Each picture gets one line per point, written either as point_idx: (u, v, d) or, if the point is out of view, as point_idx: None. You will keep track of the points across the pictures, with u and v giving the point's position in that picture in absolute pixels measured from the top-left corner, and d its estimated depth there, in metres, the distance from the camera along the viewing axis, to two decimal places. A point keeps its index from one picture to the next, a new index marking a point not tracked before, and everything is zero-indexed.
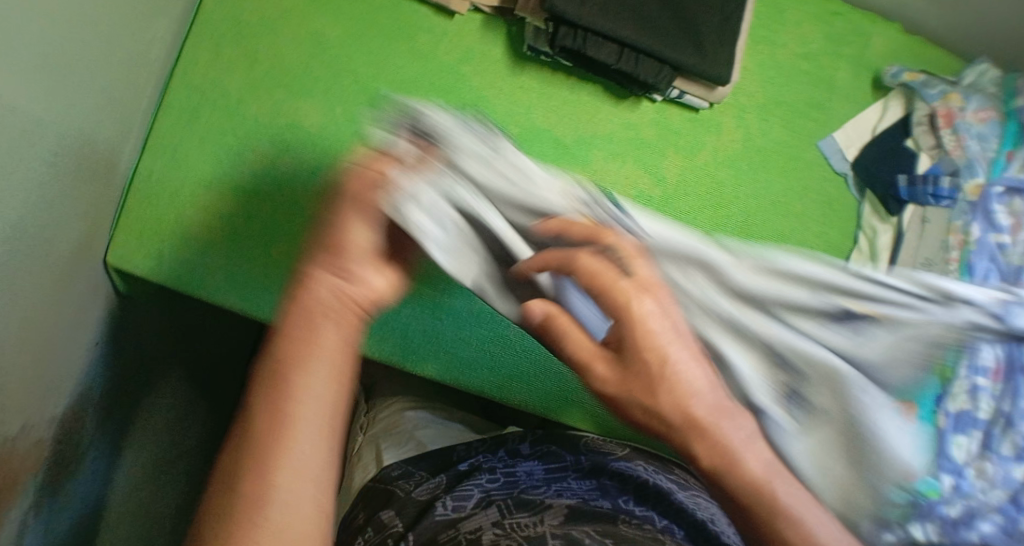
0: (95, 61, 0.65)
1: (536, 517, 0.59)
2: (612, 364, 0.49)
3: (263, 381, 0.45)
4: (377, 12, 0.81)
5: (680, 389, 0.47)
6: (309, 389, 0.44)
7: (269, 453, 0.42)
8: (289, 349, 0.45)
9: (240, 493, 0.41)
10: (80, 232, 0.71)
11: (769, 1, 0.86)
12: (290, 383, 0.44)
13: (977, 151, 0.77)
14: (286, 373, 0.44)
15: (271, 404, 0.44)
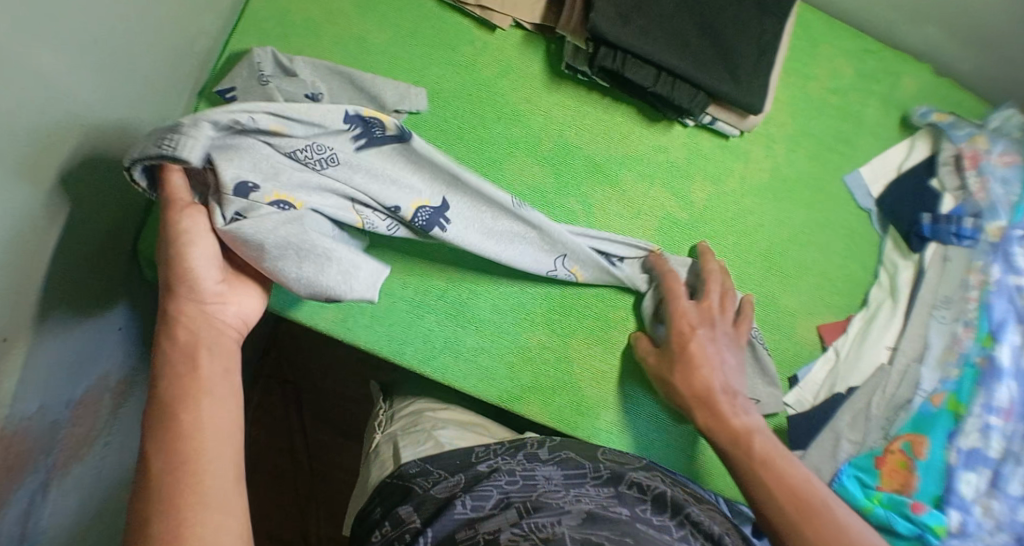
0: (132, 46, 0.67)
1: (555, 518, 0.58)
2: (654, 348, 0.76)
3: (159, 433, 0.53)
4: (420, 22, 0.83)
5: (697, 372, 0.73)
6: (201, 425, 0.54)
7: (177, 495, 0.50)
8: (172, 391, 0.55)
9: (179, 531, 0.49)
10: (108, 215, 0.72)
11: (804, 35, 0.87)
12: (186, 384, 0.55)
13: (1000, 195, 0.77)
14: (175, 413, 0.54)
15: (169, 458, 0.52)
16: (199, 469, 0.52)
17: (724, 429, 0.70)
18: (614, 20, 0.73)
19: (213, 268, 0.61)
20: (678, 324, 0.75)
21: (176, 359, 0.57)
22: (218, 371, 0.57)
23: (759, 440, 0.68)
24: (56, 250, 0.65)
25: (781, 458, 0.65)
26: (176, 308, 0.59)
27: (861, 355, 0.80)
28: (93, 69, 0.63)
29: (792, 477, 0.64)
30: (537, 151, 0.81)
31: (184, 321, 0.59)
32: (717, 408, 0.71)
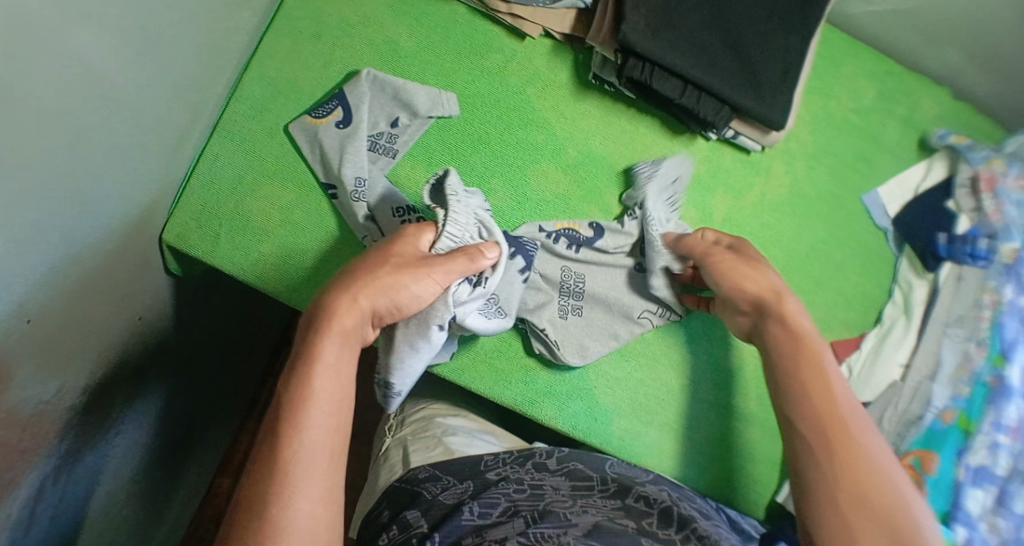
0: (169, 37, 0.68)
1: (560, 529, 0.59)
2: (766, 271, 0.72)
3: (291, 395, 0.56)
4: (452, 28, 0.84)
5: (741, 270, 0.72)
6: (314, 418, 0.55)
7: (289, 473, 0.52)
8: (306, 378, 0.57)
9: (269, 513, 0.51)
10: (137, 204, 0.73)
11: (827, 55, 0.89)
12: (301, 391, 0.56)
13: (1016, 217, 0.79)
14: (304, 402, 0.56)
15: (287, 431, 0.54)
16: (301, 455, 0.54)
17: (788, 347, 0.69)
18: (644, 32, 0.75)
19: (402, 297, 0.63)
20: (739, 274, 0.72)
21: (332, 337, 0.59)
22: (331, 371, 0.58)
23: (858, 419, 0.65)
24: (88, 235, 0.66)
25: (845, 395, 0.67)
26: (346, 306, 0.60)
27: (874, 371, 0.81)
28: (132, 53, 0.64)
29: (849, 400, 0.67)
30: (561, 159, 0.83)
31: (338, 334, 0.59)
32: (822, 368, 0.68)
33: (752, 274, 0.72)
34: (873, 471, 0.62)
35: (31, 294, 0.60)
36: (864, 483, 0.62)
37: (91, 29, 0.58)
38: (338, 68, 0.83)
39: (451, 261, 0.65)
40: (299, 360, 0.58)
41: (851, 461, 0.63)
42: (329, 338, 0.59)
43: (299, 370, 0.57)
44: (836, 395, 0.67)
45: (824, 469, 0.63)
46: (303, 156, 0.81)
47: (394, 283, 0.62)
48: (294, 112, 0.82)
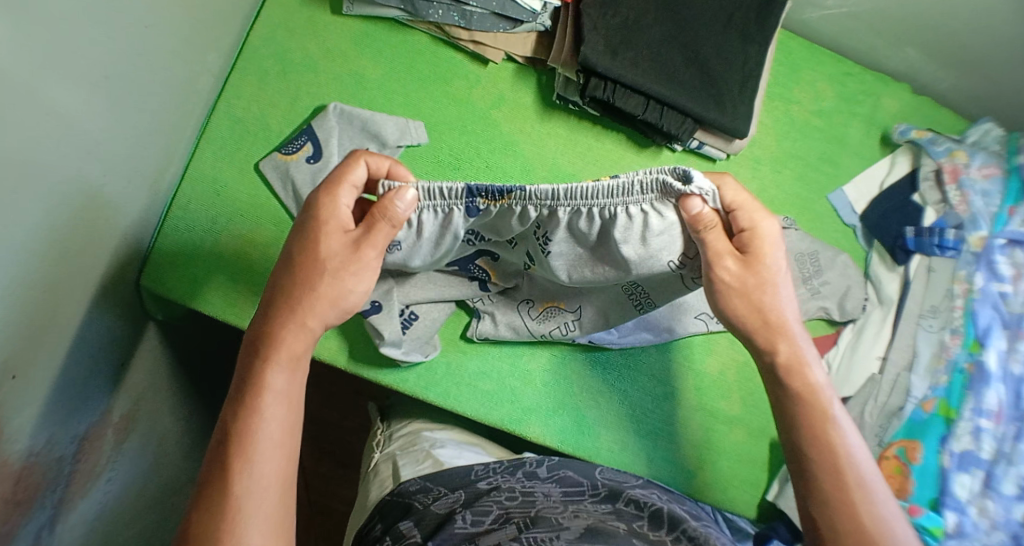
0: (138, 85, 0.70)
1: (552, 532, 0.59)
2: (739, 259, 0.56)
3: (233, 395, 0.55)
4: (416, 58, 0.86)
5: (767, 290, 0.58)
6: (268, 409, 0.54)
7: (230, 462, 0.52)
8: (243, 372, 0.56)
9: (214, 498, 0.51)
10: (116, 250, 0.74)
11: (785, 60, 0.91)
12: (251, 421, 0.53)
13: (981, 207, 0.81)
14: (245, 395, 0.54)
15: (245, 426, 0.53)
16: (249, 484, 0.52)
17: (792, 399, 0.60)
18: (604, 52, 0.76)
19: (340, 254, 0.57)
20: (752, 249, 0.57)
21: (293, 335, 0.56)
22: (280, 397, 0.55)
23: (824, 400, 0.60)
24: (67, 286, 0.67)
25: (839, 423, 0.59)
26: (293, 331, 0.56)
27: (853, 365, 0.81)
28: (100, 104, 0.65)
29: (848, 438, 0.59)
30: (531, 179, 0.84)
31: (287, 357, 0.56)
32: (822, 423, 0.59)
33: (766, 249, 0.57)
34: (863, 474, 0.58)
35: (16, 347, 0.61)
36: (854, 483, 0.57)
37: (58, 84, 0.59)
38: (306, 104, 0.85)
39: (375, 233, 0.56)
40: (243, 394, 0.55)
41: (838, 456, 0.58)
42: (276, 364, 0.55)
43: (249, 398, 0.54)
44: (804, 372, 0.60)
45: (812, 458, 0.59)
46: (276, 194, 0.82)
47: (316, 254, 0.57)
48: (265, 151, 0.83)
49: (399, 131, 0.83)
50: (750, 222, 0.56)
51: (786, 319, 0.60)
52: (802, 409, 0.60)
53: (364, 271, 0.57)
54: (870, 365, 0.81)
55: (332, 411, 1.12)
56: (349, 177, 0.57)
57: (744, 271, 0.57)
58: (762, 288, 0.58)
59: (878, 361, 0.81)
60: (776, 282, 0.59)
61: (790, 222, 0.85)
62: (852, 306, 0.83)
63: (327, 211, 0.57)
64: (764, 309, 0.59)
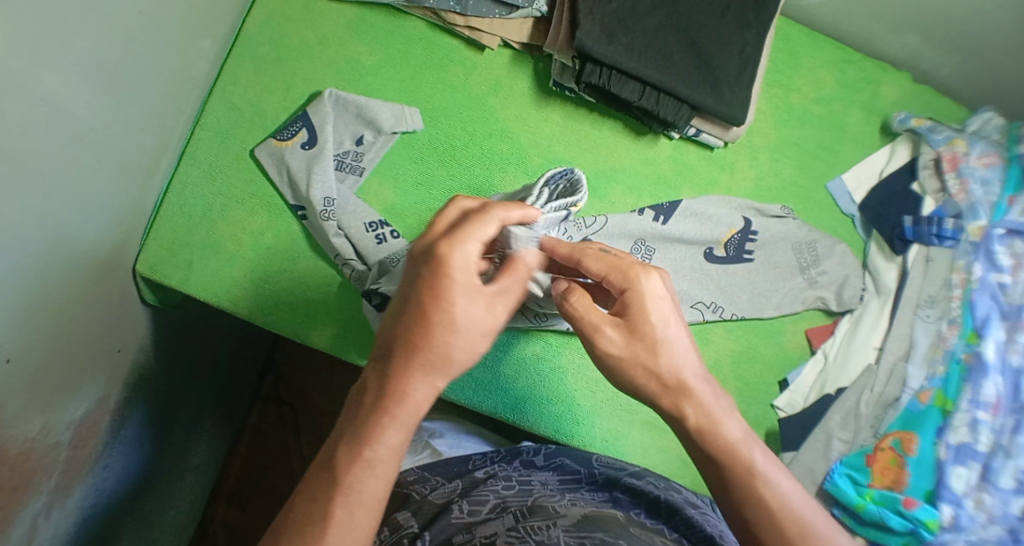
0: (134, 71, 0.69)
1: (549, 521, 0.59)
2: (621, 329, 0.56)
3: (355, 418, 0.52)
4: (412, 44, 0.85)
5: (663, 349, 0.56)
6: (386, 437, 0.51)
7: (334, 491, 0.50)
8: (371, 399, 0.52)
9: (311, 528, 0.49)
10: (111, 237, 0.73)
11: (784, 48, 0.90)
12: (367, 451, 0.50)
13: (980, 195, 0.80)
14: (374, 421, 0.51)
15: (354, 451, 0.50)
16: (346, 516, 0.49)
17: (711, 463, 0.56)
18: (599, 38, 0.76)
19: (467, 292, 0.52)
20: (634, 314, 0.56)
21: (428, 366, 0.51)
22: (395, 451, 0.51)
23: (746, 453, 0.55)
24: (64, 272, 0.66)
25: (771, 473, 0.55)
26: (419, 363, 0.51)
27: (849, 355, 0.81)
28: (97, 90, 0.65)
29: (781, 489, 0.54)
30: (527, 165, 0.83)
31: (425, 384, 0.51)
32: (746, 480, 0.54)
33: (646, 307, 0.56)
34: (803, 520, 0.53)
35: (12, 333, 0.60)
36: (798, 536, 0.53)
37: (53, 69, 0.59)
38: (301, 90, 0.84)
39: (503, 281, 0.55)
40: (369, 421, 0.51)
41: (771, 510, 0.54)
42: (386, 418, 0.51)
43: (353, 453, 0.50)
44: (717, 433, 0.55)
45: (751, 519, 0.54)
46: (271, 179, 0.82)
47: (443, 286, 0.51)
48: (260, 137, 0.83)
49: (396, 119, 0.83)
50: (624, 283, 0.56)
51: (683, 374, 0.56)
52: (724, 471, 0.55)
53: (474, 314, 0.52)
54: (868, 355, 0.81)
55: None
56: (477, 232, 0.53)
57: (630, 339, 0.56)
58: (653, 351, 0.56)
59: (874, 349, 0.81)
60: (662, 336, 0.56)
61: (788, 211, 0.85)
62: (850, 296, 0.83)
63: (449, 248, 0.52)
64: (658, 371, 0.56)
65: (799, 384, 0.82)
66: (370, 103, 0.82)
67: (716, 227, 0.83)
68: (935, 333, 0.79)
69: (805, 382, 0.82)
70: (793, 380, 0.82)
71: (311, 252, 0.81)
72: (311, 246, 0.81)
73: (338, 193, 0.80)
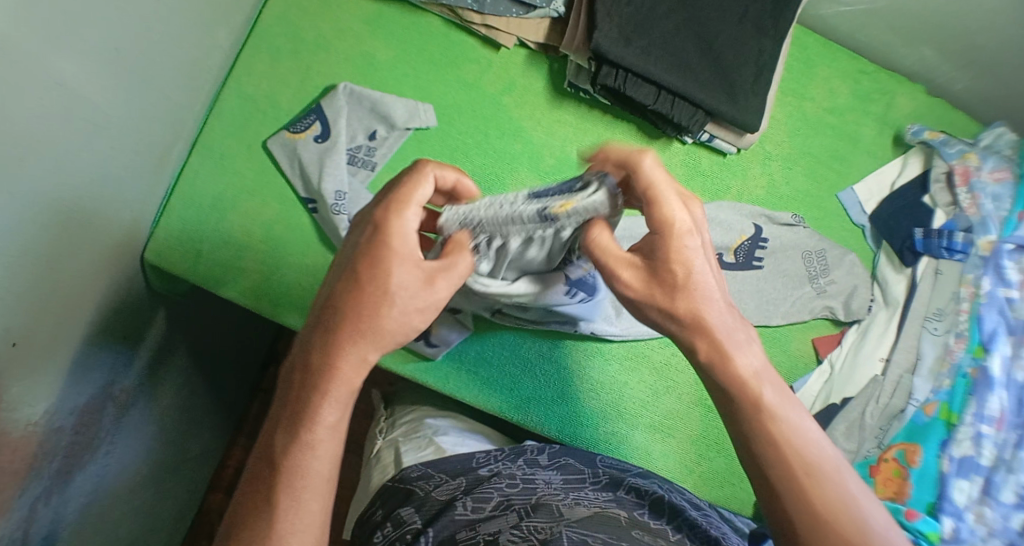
0: (149, 58, 0.69)
1: (553, 520, 0.59)
2: (638, 270, 0.54)
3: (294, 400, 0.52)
4: (428, 41, 0.85)
5: (695, 293, 0.53)
6: (324, 414, 0.51)
7: (280, 472, 0.50)
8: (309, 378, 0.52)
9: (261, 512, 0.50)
10: (121, 223, 0.73)
11: (800, 56, 0.90)
12: (307, 431, 0.51)
13: (991, 210, 0.80)
14: (309, 401, 0.51)
15: (295, 433, 0.51)
16: (294, 496, 0.50)
17: (730, 399, 0.55)
18: (617, 40, 0.76)
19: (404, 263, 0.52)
20: (666, 252, 0.53)
21: (355, 337, 0.52)
22: (334, 427, 0.51)
23: (756, 386, 0.54)
24: (72, 257, 0.66)
25: (789, 407, 0.54)
26: (350, 336, 0.52)
27: (856, 365, 0.81)
28: (112, 76, 0.65)
29: (806, 433, 0.53)
30: (539, 165, 0.83)
31: (356, 357, 0.52)
32: (764, 417, 0.53)
33: (676, 241, 0.52)
34: (822, 457, 0.53)
35: (19, 317, 0.60)
36: (806, 482, 0.52)
37: (70, 55, 0.59)
38: (315, 83, 0.84)
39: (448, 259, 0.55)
40: (305, 401, 0.52)
41: (788, 454, 0.52)
42: (320, 394, 0.51)
43: (291, 431, 0.51)
44: (730, 364, 0.54)
45: (766, 460, 0.53)
46: (283, 172, 0.82)
47: (374, 257, 0.52)
48: (273, 129, 0.83)
49: (410, 115, 0.83)
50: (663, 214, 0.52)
51: (715, 317, 0.54)
52: (739, 408, 0.54)
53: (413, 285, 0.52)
54: (874, 365, 0.81)
55: None
56: (415, 197, 0.52)
57: (652, 281, 0.54)
58: (676, 293, 0.54)
59: (881, 360, 0.81)
60: (694, 275, 0.53)
61: (799, 219, 0.85)
62: (858, 306, 0.83)
63: (387, 216, 0.52)
64: (689, 312, 0.54)
65: (804, 391, 0.82)
66: (383, 99, 0.82)
67: (728, 234, 0.83)
68: (942, 345, 0.79)
69: (811, 390, 0.82)
70: (799, 387, 0.82)
71: (321, 245, 0.81)
72: (321, 239, 0.81)
73: (349, 187, 0.80)
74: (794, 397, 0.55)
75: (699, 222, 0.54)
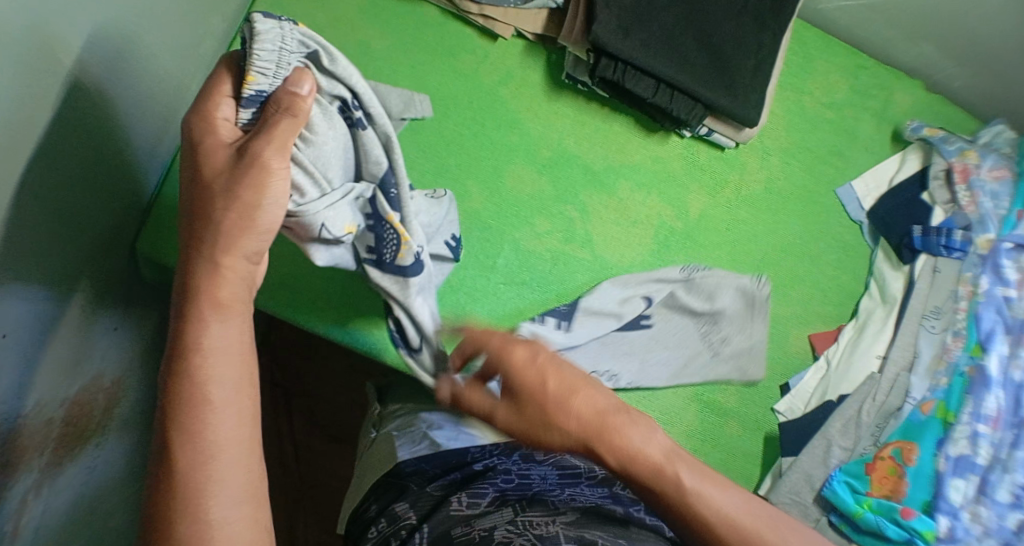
0: (141, 45, 0.68)
1: (549, 517, 0.58)
2: (511, 411, 0.54)
3: (175, 350, 0.48)
4: (423, 30, 0.84)
5: (580, 405, 0.52)
6: (212, 337, 0.49)
7: (185, 419, 0.46)
8: (183, 319, 0.49)
9: (177, 463, 0.46)
10: (111, 213, 0.72)
11: (799, 50, 0.89)
12: (194, 358, 0.48)
13: (989, 208, 0.80)
14: (188, 336, 0.48)
15: (186, 377, 0.47)
16: (200, 435, 0.46)
17: (638, 483, 0.53)
18: (616, 32, 0.75)
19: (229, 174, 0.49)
20: (529, 385, 0.53)
21: (198, 270, 0.50)
22: (225, 350, 0.49)
23: (671, 472, 0.51)
24: (62, 246, 0.65)
25: (707, 480, 0.52)
26: (211, 272, 0.49)
27: (853, 363, 0.81)
28: (106, 62, 0.64)
29: (726, 505, 0.51)
30: (536, 158, 0.82)
31: (212, 304, 0.49)
32: (684, 501, 0.51)
33: (541, 389, 0.53)
34: (745, 525, 0.51)
35: (12, 306, 0.59)
36: (744, 544, 0.51)
37: (62, 40, 0.57)
38: None
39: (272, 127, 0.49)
40: (181, 347, 0.48)
41: (719, 526, 0.51)
42: (207, 319, 0.49)
43: (182, 368, 0.47)
44: (642, 458, 0.52)
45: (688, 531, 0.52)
46: None
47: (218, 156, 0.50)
48: None
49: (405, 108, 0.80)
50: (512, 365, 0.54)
51: (603, 412, 0.53)
52: (663, 499, 0.52)
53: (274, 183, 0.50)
54: (871, 361, 0.81)
55: (325, 387, 1.11)
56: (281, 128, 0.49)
57: (519, 417, 0.54)
58: (554, 423, 0.52)
59: (877, 356, 0.81)
60: (572, 400, 0.52)
61: (762, 282, 0.82)
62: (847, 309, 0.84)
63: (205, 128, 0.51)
64: (587, 424, 0.52)
65: (798, 388, 0.82)
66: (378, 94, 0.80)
67: (712, 301, 0.80)
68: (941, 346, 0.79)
69: (807, 388, 0.82)
70: (795, 383, 0.82)
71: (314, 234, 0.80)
72: None
73: None
74: (712, 470, 0.54)
75: (541, 348, 0.55)
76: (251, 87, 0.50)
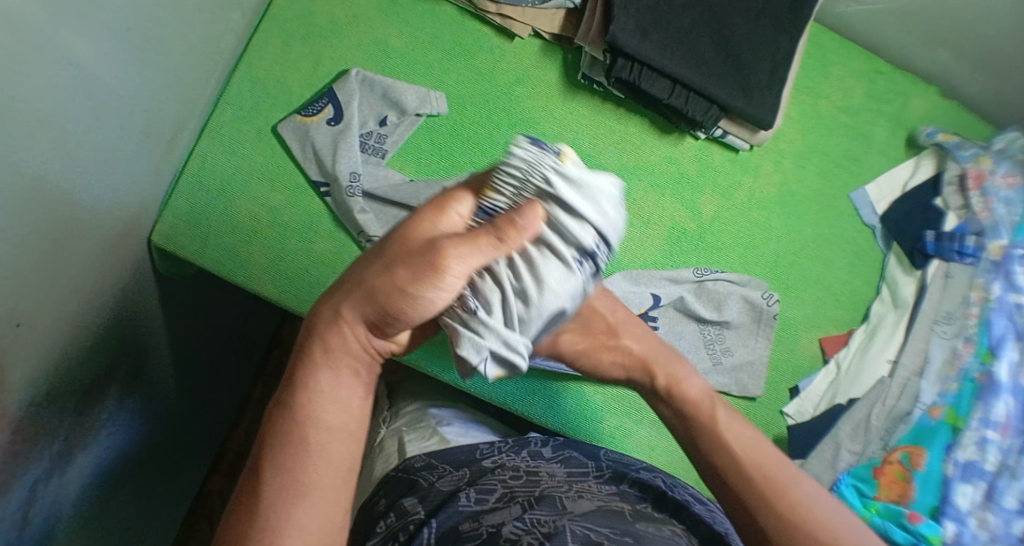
0: (163, 38, 0.69)
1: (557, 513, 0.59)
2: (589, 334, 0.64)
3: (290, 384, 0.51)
4: (441, 29, 0.85)
5: (632, 353, 0.64)
6: (326, 390, 0.51)
7: (285, 458, 0.49)
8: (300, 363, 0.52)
9: (261, 510, 0.48)
10: (129, 204, 0.73)
11: (816, 54, 0.89)
12: (304, 401, 0.50)
13: (1003, 215, 0.80)
14: (302, 377, 0.51)
15: (292, 422, 0.50)
16: (297, 481, 0.49)
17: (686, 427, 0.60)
18: (633, 32, 0.75)
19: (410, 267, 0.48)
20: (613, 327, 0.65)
21: (324, 323, 0.51)
22: (336, 398, 0.51)
23: (707, 409, 0.60)
24: (82, 236, 0.66)
25: (736, 422, 0.58)
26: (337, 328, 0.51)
27: (862, 367, 0.82)
28: (126, 55, 0.65)
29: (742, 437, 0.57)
30: None
31: (329, 360, 0.51)
32: (714, 435, 0.58)
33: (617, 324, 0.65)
34: (773, 462, 0.55)
35: (31, 294, 0.60)
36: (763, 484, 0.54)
37: (86, 32, 0.58)
38: (327, 68, 0.84)
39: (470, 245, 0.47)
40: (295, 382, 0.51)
41: (746, 460, 0.56)
42: (322, 365, 0.51)
43: (294, 402, 0.50)
44: (684, 394, 0.61)
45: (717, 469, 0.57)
46: (293, 156, 0.82)
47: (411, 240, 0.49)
48: (283, 113, 0.83)
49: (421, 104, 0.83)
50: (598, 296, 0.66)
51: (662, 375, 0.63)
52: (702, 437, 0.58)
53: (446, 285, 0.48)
54: (881, 367, 0.82)
55: None
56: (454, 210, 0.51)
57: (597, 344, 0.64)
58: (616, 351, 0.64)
59: (887, 361, 0.81)
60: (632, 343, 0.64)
61: (771, 297, 0.82)
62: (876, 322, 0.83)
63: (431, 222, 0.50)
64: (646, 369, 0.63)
65: (806, 392, 0.82)
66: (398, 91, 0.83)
67: (720, 311, 0.81)
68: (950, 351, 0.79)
69: (814, 391, 0.82)
70: (803, 388, 0.82)
71: (329, 229, 0.80)
72: (329, 221, 0.81)
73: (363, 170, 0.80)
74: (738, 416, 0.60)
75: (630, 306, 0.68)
76: (489, 200, 0.51)
